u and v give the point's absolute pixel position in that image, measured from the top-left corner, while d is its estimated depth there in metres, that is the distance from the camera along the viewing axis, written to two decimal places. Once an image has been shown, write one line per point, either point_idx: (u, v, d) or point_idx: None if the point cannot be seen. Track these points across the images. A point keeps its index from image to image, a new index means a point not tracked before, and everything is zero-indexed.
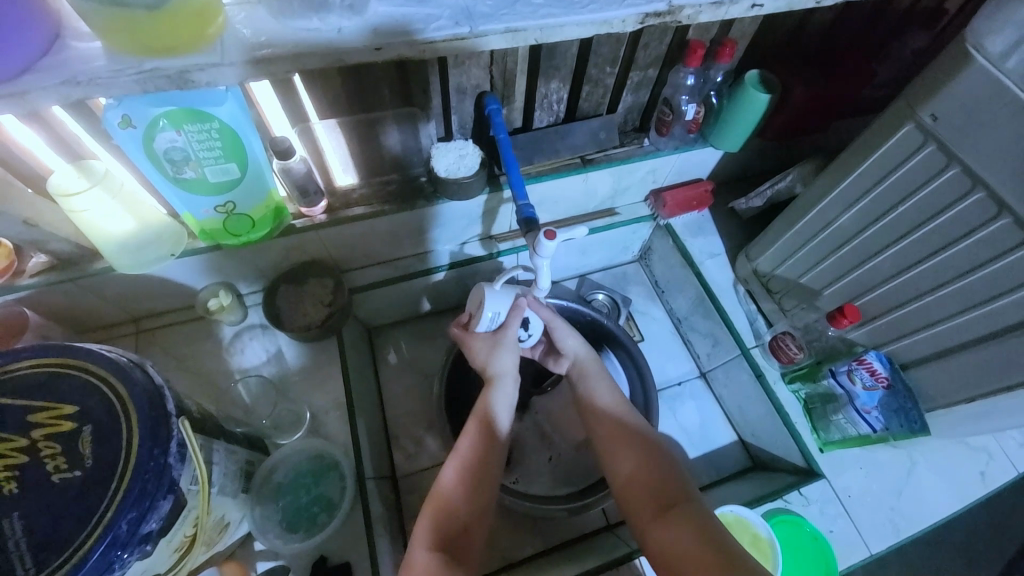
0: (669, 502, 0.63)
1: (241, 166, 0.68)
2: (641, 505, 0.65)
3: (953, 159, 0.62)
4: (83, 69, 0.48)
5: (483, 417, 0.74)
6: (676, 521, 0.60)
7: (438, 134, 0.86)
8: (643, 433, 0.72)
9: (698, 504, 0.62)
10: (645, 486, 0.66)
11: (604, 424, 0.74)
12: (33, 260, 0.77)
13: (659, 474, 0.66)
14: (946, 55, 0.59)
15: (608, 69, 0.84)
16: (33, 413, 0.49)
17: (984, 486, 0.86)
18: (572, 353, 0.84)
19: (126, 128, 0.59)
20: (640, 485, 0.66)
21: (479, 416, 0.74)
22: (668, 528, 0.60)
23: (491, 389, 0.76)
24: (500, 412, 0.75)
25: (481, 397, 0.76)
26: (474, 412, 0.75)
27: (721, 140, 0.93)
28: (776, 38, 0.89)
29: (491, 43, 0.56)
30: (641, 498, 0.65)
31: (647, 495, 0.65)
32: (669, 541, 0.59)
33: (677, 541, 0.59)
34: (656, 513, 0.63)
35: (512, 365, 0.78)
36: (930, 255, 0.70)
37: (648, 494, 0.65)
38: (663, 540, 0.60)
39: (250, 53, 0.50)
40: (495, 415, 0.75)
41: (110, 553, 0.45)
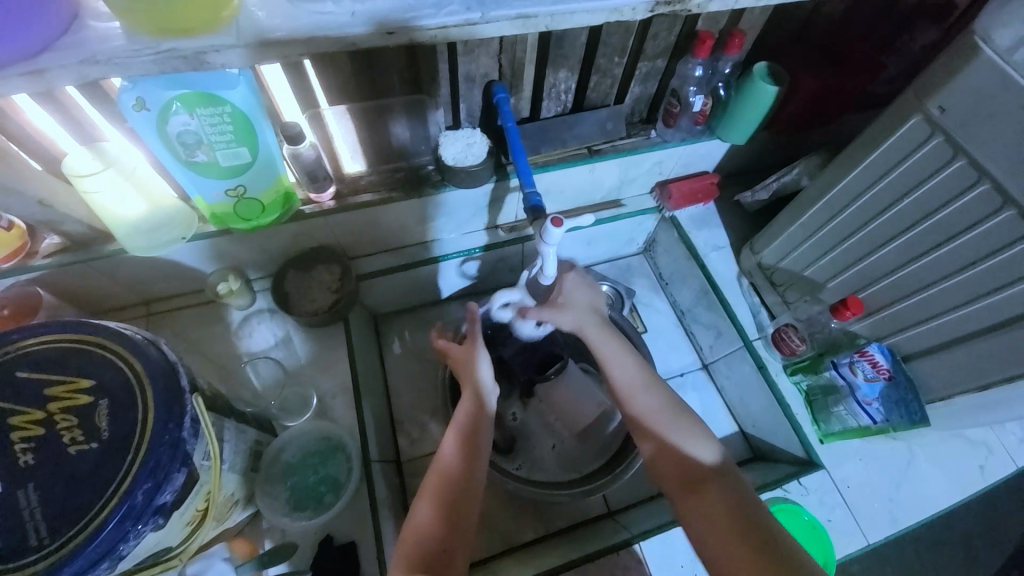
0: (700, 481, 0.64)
1: (251, 150, 0.69)
2: (672, 481, 0.66)
3: (959, 151, 0.62)
4: (101, 48, 0.48)
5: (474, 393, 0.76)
6: (709, 501, 0.62)
7: (446, 122, 0.87)
8: (663, 409, 0.70)
9: (728, 483, 0.63)
10: (675, 462, 0.66)
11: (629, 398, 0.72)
12: (46, 242, 0.78)
13: (688, 453, 0.66)
14: (954, 46, 0.59)
15: (617, 60, 0.84)
16: (50, 387, 0.50)
17: (983, 480, 0.87)
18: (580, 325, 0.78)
19: (140, 110, 0.60)
20: (671, 462, 0.67)
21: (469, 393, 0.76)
22: (702, 507, 0.62)
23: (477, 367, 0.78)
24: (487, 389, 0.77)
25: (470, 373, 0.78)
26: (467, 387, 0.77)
27: (728, 132, 0.94)
28: (785, 30, 0.89)
29: (502, 30, 0.57)
30: (672, 474, 0.67)
31: (677, 471, 0.66)
32: (702, 521, 0.61)
33: (710, 521, 0.61)
34: (687, 491, 0.64)
35: (489, 376, 0.78)
36: (935, 247, 0.70)
37: (679, 472, 0.66)
38: (696, 518, 0.62)
39: (262, 35, 0.51)
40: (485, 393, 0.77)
41: (125, 523, 0.46)
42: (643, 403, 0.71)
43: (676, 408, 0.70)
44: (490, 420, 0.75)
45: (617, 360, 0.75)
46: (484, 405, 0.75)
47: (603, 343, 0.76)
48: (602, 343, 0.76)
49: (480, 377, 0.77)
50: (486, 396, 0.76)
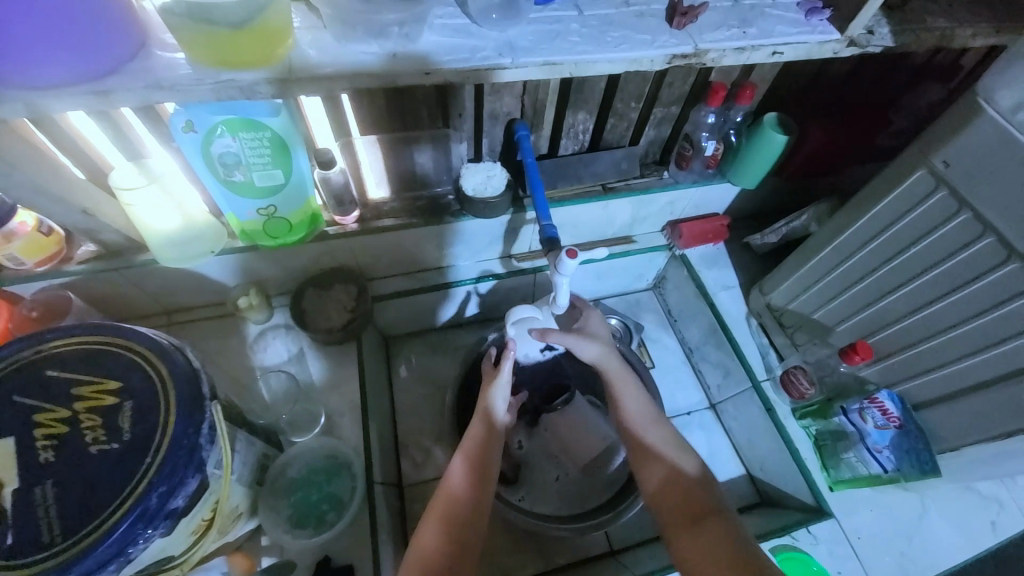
0: (699, 513, 0.64)
1: (286, 173, 0.73)
2: (670, 512, 0.66)
3: (964, 204, 0.64)
4: (167, 76, 0.53)
5: (485, 419, 0.77)
6: (707, 535, 0.62)
7: (468, 155, 0.91)
8: (668, 443, 0.72)
9: (727, 517, 0.63)
10: (677, 494, 0.67)
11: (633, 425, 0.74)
12: (82, 249, 0.82)
13: (691, 486, 0.67)
14: (956, 107, 0.63)
15: (633, 104, 0.88)
16: (77, 387, 0.52)
17: (995, 536, 0.84)
18: (598, 361, 0.79)
19: (189, 132, 0.65)
20: (672, 492, 0.67)
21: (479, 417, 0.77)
22: (700, 540, 0.62)
23: (489, 389, 0.79)
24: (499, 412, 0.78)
25: (481, 397, 0.79)
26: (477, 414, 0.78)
27: (739, 177, 0.97)
28: (794, 84, 0.93)
29: (529, 74, 0.61)
30: (672, 506, 0.67)
31: (677, 503, 0.66)
32: (699, 554, 0.61)
33: (707, 554, 0.60)
34: (686, 523, 0.64)
35: (501, 407, 0.78)
36: (944, 295, 0.71)
37: (678, 504, 0.66)
38: (694, 550, 0.62)
39: (308, 69, 0.56)
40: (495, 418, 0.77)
41: (136, 526, 0.47)
42: (649, 436, 0.73)
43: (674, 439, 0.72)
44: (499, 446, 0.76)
45: (627, 393, 0.77)
46: (494, 431, 0.76)
47: (619, 377, 0.78)
48: (619, 378, 0.78)
49: (493, 400, 0.78)
50: (498, 419, 0.77)
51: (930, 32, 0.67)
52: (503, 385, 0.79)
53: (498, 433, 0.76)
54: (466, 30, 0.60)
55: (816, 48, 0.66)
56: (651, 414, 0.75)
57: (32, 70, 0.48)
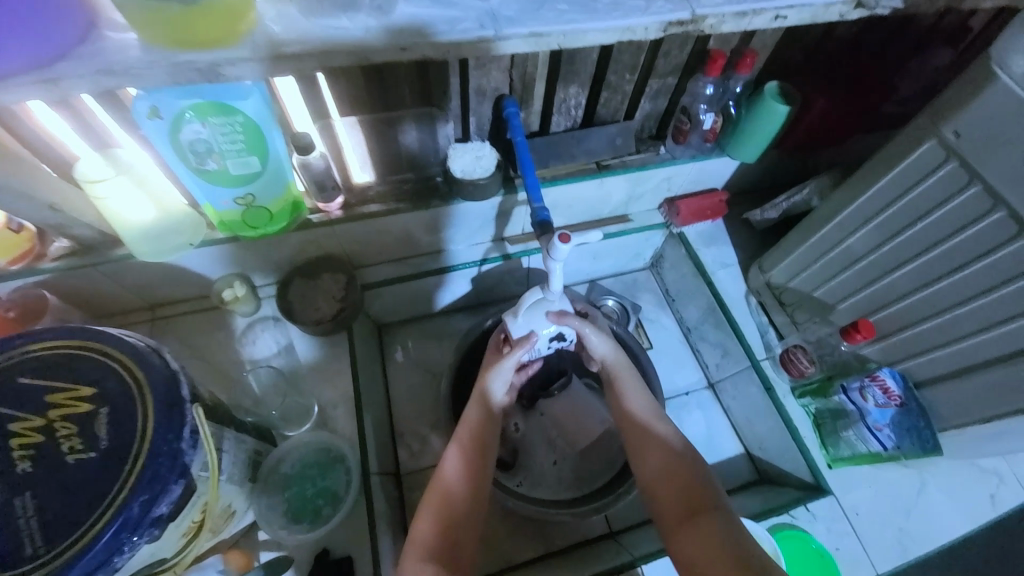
0: (697, 507, 0.63)
1: (262, 160, 0.69)
2: (667, 507, 0.65)
3: (974, 177, 0.61)
4: (118, 59, 0.49)
5: (482, 406, 0.75)
6: (702, 529, 0.60)
7: (456, 135, 0.87)
8: (666, 436, 0.70)
9: (724, 510, 0.62)
10: (674, 488, 0.65)
11: (632, 420, 0.74)
12: (56, 245, 0.79)
13: (687, 479, 0.65)
14: (969, 73, 0.59)
15: (627, 77, 0.84)
16: (52, 394, 0.50)
17: (994, 509, 0.85)
18: (606, 355, 0.81)
19: (154, 118, 0.61)
20: (669, 486, 0.66)
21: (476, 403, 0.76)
22: (696, 535, 0.60)
23: (489, 372, 0.77)
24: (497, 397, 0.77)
25: (479, 381, 0.77)
26: (474, 402, 0.76)
27: (738, 151, 0.94)
28: (797, 51, 0.89)
29: (513, 46, 0.57)
30: (669, 501, 0.65)
31: (674, 497, 0.65)
32: (694, 549, 0.59)
33: (702, 548, 0.59)
34: (682, 518, 0.63)
35: (500, 388, 0.77)
36: (950, 272, 0.69)
37: (675, 498, 0.65)
38: (690, 544, 0.60)
39: (275, 49, 0.51)
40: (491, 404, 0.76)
41: (119, 535, 0.45)
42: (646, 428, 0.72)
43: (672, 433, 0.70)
44: (495, 434, 0.75)
45: (629, 385, 0.77)
46: (490, 418, 0.75)
47: (623, 370, 0.79)
48: (623, 370, 0.79)
49: (491, 386, 0.76)
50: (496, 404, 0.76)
51: None
52: (506, 372, 0.77)
53: (496, 420, 0.75)
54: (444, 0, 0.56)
55: (821, 11, 0.62)
56: (650, 408, 0.74)
57: None
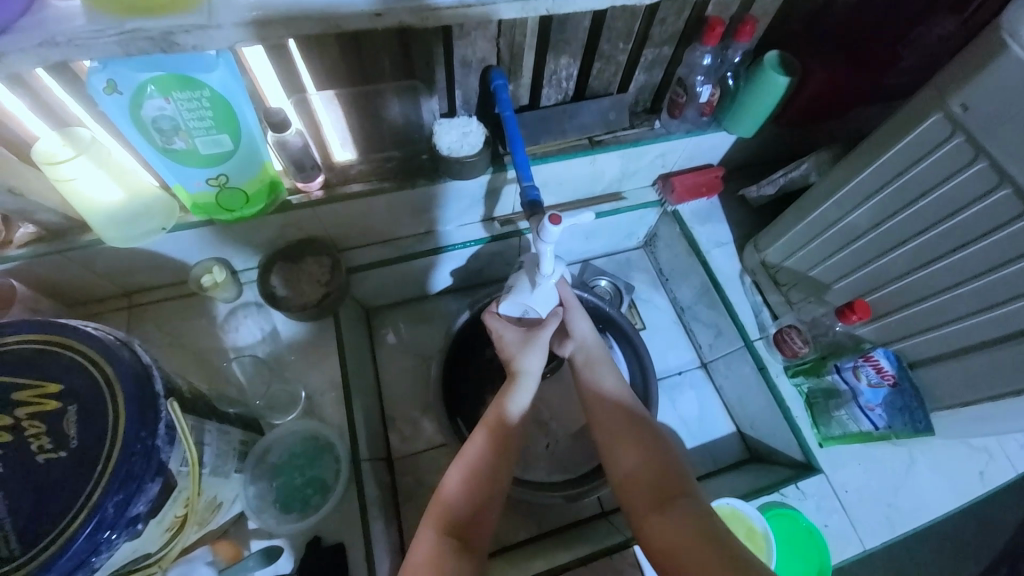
0: (668, 497, 0.62)
1: (233, 137, 0.65)
2: (637, 499, 0.64)
3: (981, 152, 0.58)
4: (62, 29, 0.45)
5: (495, 428, 0.72)
6: (675, 517, 0.59)
7: (441, 110, 0.82)
8: (635, 426, 0.70)
9: (697, 498, 0.61)
10: (643, 478, 0.65)
11: (603, 416, 0.73)
12: (21, 231, 0.75)
13: (656, 468, 0.65)
14: (979, 41, 0.56)
15: (621, 46, 0.79)
16: (17, 391, 0.47)
17: (982, 486, 0.86)
18: (586, 337, 0.82)
19: (111, 94, 0.56)
20: (640, 478, 0.65)
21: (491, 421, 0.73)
22: (668, 523, 0.59)
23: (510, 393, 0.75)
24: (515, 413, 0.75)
25: (498, 403, 0.75)
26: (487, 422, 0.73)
27: (736, 124, 0.90)
28: (799, 17, 0.84)
29: (501, 12, 0.54)
30: (641, 494, 0.64)
31: (644, 487, 0.65)
32: (667, 538, 0.58)
33: (675, 536, 0.58)
34: (654, 508, 0.62)
35: (536, 365, 0.78)
36: (951, 251, 0.67)
37: (647, 490, 0.64)
38: (662, 534, 0.59)
39: (240, 15, 0.47)
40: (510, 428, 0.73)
41: (95, 535, 0.44)
42: (615, 419, 0.72)
43: (641, 426, 0.70)
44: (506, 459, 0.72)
45: (602, 372, 0.78)
46: (502, 442, 0.72)
47: (597, 357, 0.80)
48: (596, 357, 0.80)
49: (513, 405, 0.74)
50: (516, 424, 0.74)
51: None
52: (525, 387, 0.76)
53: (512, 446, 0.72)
54: None
55: None
56: (620, 401, 0.74)
57: None
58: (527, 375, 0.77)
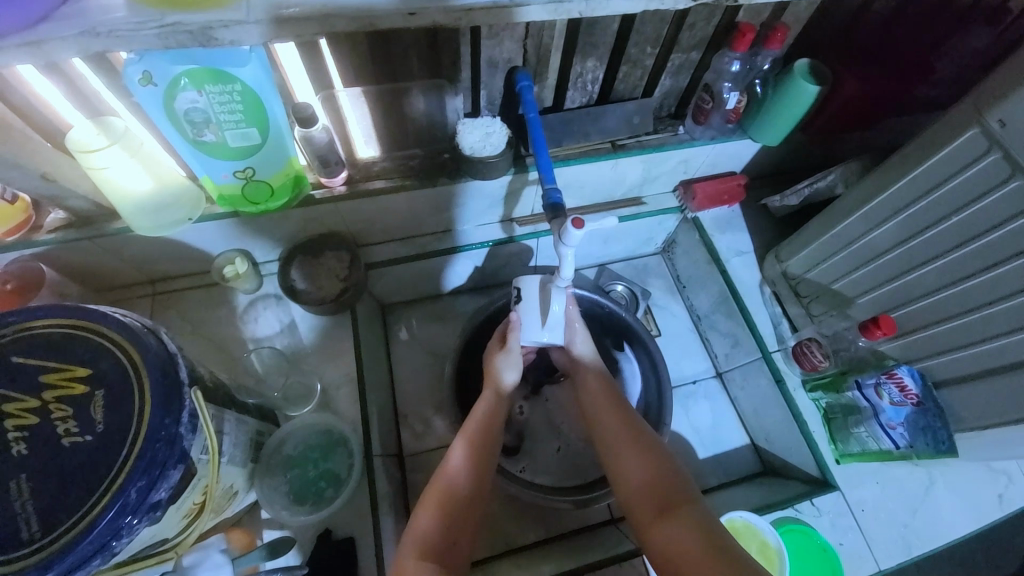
0: (669, 501, 0.62)
1: (261, 131, 0.65)
2: (640, 506, 0.64)
3: (1017, 171, 0.57)
4: (102, 20, 0.46)
5: (490, 408, 0.76)
6: (676, 520, 0.59)
7: (465, 110, 0.83)
8: (639, 433, 0.70)
9: (697, 502, 0.61)
10: (648, 485, 0.64)
11: (606, 419, 0.74)
12: (51, 216, 0.76)
13: (661, 475, 0.65)
14: (1022, 55, 0.54)
15: (649, 50, 0.79)
16: (46, 374, 0.48)
17: (1001, 509, 0.84)
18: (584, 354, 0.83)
19: (146, 85, 0.57)
20: (641, 481, 0.65)
21: (487, 398, 0.77)
22: (669, 527, 0.59)
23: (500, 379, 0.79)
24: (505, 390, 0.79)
25: (490, 387, 0.79)
26: (482, 403, 0.77)
27: (762, 133, 0.89)
28: (831, 25, 0.83)
29: (532, 14, 0.54)
30: (641, 498, 0.64)
31: (648, 493, 0.64)
32: (669, 543, 0.58)
33: (676, 541, 0.58)
34: (655, 512, 0.62)
35: (512, 378, 0.79)
36: (982, 270, 0.65)
37: (647, 494, 0.64)
38: (664, 539, 0.59)
39: (274, 10, 0.48)
40: (500, 408, 0.77)
41: (117, 520, 0.45)
42: (620, 424, 0.72)
43: (642, 430, 0.71)
44: (499, 436, 0.75)
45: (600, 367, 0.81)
46: (494, 419, 0.75)
47: (594, 359, 0.82)
48: (594, 359, 0.82)
49: (505, 378, 0.78)
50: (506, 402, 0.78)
51: None
52: (514, 360, 0.80)
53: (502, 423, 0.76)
54: None
55: None
56: (620, 405, 0.75)
57: None
58: (513, 350, 0.80)
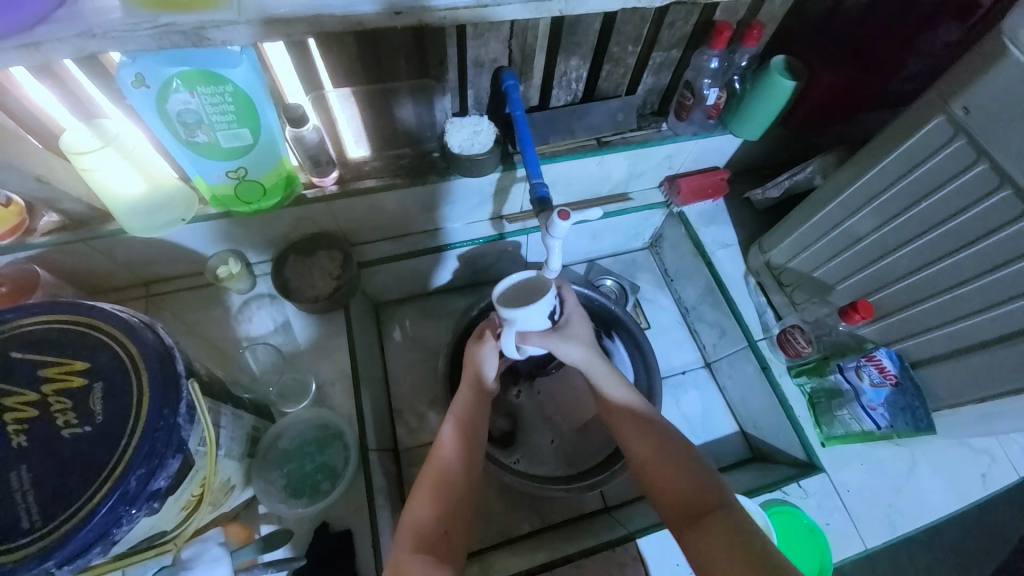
0: (700, 509, 0.60)
1: (253, 132, 0.67)
2: (672, 509, 0.63)
3: (982, 154, 0.60)
4: (97, 22, 0.47)
5: (475, 385, 0.76)
6: (709, 525, 0.58)
7: (453, 109, 0.85)
8: (660, 433, 0.68)
9: (726, 507, 0.60)
10: (676, 487, 0.63)
11: (623, 420, 0.71)
12: (45, 219, 0.77)
13: (690, 477, 0.63)
14: (980, 47, 0.57)
15: (630, 49, 0.81)
16: (43, 368, 0.49)
17: (984, 489, 0.86)
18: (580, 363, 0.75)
19: (140, 88, 0.58)
20: (669, 489, 0.64)
21: (471, 380, 0.77)
22: (696, 525, 0.59)
23: (481, 360, 0.77)
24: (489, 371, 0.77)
25: (473, 366, 0.77)
26: (466, 381, 0.77)
27: (742, 127, 0.91)
28: (804, 23, 0.86)
29: (514, 13, 0.56)
30: (670, 503, 0.63)
31: (677, 495, 0.63)
32: (702, 552, 0.57)
33: (710, 551, 0.57)
34: (682, 508, 0.62)
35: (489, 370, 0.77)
36: (953, 252, 0.68)
37: (675, 498, 0.63)
38: (698, 544, 0.58)
39: (265, 11, 0.49)
40: (485, 386, 0.77)
41: (117, 508, 0.46)
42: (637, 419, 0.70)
43: (664, 432, 0.68)
44: (485, 415, 0.76)
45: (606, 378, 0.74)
46: (481, 399, 0.76)
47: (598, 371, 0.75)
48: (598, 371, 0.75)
49: (482, 371, 0.76)
50: (491, 384, 0.77)
51: None
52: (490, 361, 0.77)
53: (487, 403, 0.76)
54: None
55: None
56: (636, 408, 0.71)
57: None
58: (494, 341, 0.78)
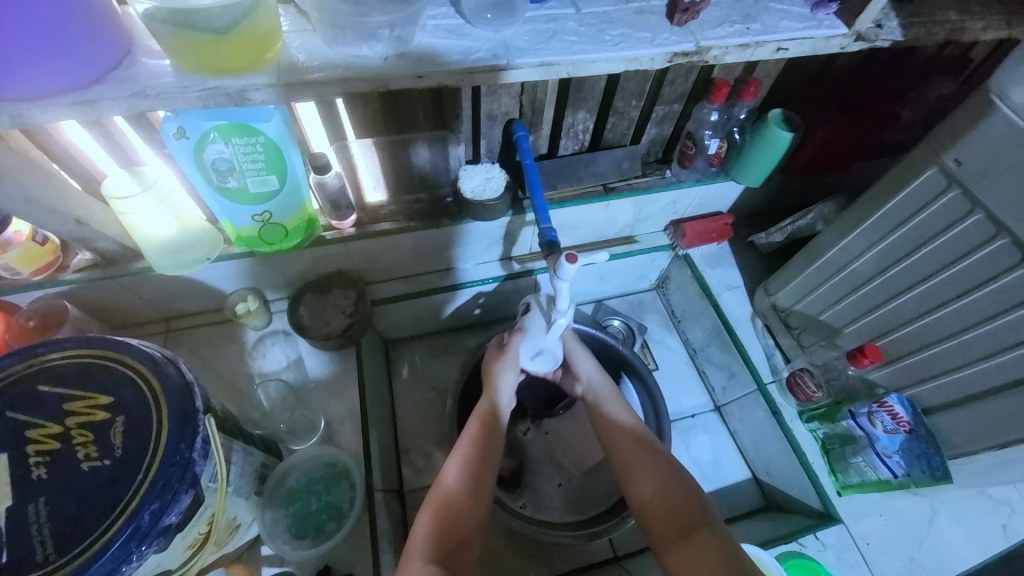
0: (689, 529, 0.62)
1: (280, 179, 0.71)
2: (660, 529, 0.64)
3: (976, 205, 0.62)
4: (152, 84, 0.52)
5: (489, 410, 0.77)
6: (695, 546, 0.59)
7: (467, 157, 0.90)
8: (652, 452, 0.71)
9: (717, 529, 0.60)
10: (666, 507, 0.65)
11: (619, 441, 0.74)
12: (78, 257, 0.81)
13: (678, 495, 0.65)
14: (968, 104, 0.60)
15: (634, 103, 0.86)
16: (68, 402, 0.51)
17: (1006, 540, 0.83)
18: (591, 378, 0.84)
19: (180, 139, 0.63)
20: (660, 509, 0.65)
21: (483, 404, 0.78)
22: (685, 548, 0.60)
23: (495, 383, 0.80)
24: (504, 393, 0.80)
25: (488, 393, 0.80)
26: (480, 409, 0.78)
27: (743, 174, 0.95)
28: (798, 82, 0.91)
29: (525, 75, 0.60)
30: (663, 523, 0.64)
31: (666, 515, 0.64)
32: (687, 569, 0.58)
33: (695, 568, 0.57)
34: (672, 529, 0.63)
35: (508, 400, 0.80)
36: (958, 296, 0.69)
37: (668, 519, 0.64)
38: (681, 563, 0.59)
39: (300, 75, 0.55)
40: (499, 413, 0.78)
41: (129, 544, 0.46)
42: (633, 438, 0.73)
43: (657, 453, 0.70)
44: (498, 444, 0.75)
45: (608, 400, 0.81)
46: (492, 425, 0.75)
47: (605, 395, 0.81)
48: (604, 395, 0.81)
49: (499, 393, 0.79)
50: (504, 413, 0.78)
51: (940, 25, 0.66)
52: (511, 384, 0.81)
53: (500, 428, 0.76)
54: (460, 31, 0.59)
55: (822, 44, 0.64)
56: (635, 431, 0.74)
57: (14, 81, 0.47)
58: (511, 360, 0.82)
